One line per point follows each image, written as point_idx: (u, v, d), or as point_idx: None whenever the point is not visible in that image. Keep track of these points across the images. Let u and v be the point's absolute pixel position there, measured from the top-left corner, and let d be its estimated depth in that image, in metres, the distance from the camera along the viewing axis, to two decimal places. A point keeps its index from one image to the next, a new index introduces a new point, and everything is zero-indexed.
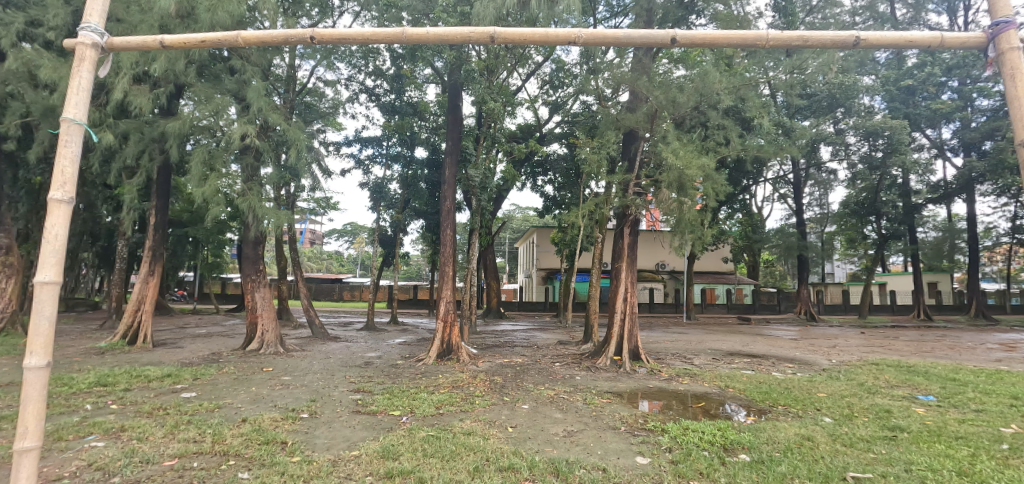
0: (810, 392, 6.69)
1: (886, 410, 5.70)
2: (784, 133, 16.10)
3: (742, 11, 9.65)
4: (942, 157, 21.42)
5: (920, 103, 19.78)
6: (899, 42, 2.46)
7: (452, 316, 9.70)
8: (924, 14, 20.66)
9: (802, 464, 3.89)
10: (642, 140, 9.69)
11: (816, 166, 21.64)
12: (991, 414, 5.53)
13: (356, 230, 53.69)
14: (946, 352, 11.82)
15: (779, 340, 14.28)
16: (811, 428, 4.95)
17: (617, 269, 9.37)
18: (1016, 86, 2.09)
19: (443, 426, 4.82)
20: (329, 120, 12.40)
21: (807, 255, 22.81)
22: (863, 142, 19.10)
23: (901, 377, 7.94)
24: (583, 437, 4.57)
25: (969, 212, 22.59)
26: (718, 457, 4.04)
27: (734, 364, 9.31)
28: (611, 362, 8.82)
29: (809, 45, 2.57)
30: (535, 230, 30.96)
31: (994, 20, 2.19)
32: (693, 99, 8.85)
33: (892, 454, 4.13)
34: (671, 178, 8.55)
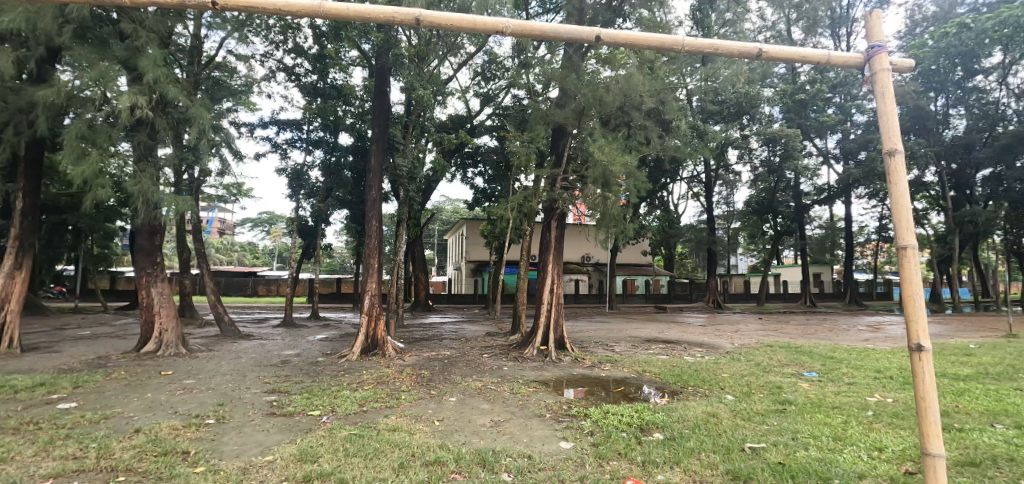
0: (716, 373, 7.31)
1: (778, 386, 6.38)
2: (699, 136, 17.26)
3: (664, 18, 10.12)
4: (827, 164, 24.11)
5: (810, 115, 22.15)
6: (792, 56, 2.70)
7: (377, 310, 9.42)
8: (815, 37, 23.16)
9: (708, 439, 4.24)
10: (569, 136, 9.93)
11: (725, 167, 23.56)
12: (860, 385, 6.36)
13: (273, 220, 50.25)
14: (826, 333, 13.43)
15: (689, 326, 15.47)
16: (716, 405, 5.42)
17: (544, 261, 9.56)
18: (885, 106, 2.34)
19: (367, 423, 4.67)
20: (240, 100, 11.45)
21: (716, 248, 24.80)
22: (764, 147, 21.15)
23: (790, 356, 8.90)
24: (509, 426, 4.65)
25: (848, 213, 25.68)
26: (635, 437, 4.30)
27: (652, 350, 9.89)
28: (538, 352, 9.02)
29: (718, 53, 2.75)
30: (465, 222, 30.86)
31: (870, 43, 2.43)
32: (618, 99, 9.22)
33: (782, 425, 4.63)
34: (596, 174, 8.93)
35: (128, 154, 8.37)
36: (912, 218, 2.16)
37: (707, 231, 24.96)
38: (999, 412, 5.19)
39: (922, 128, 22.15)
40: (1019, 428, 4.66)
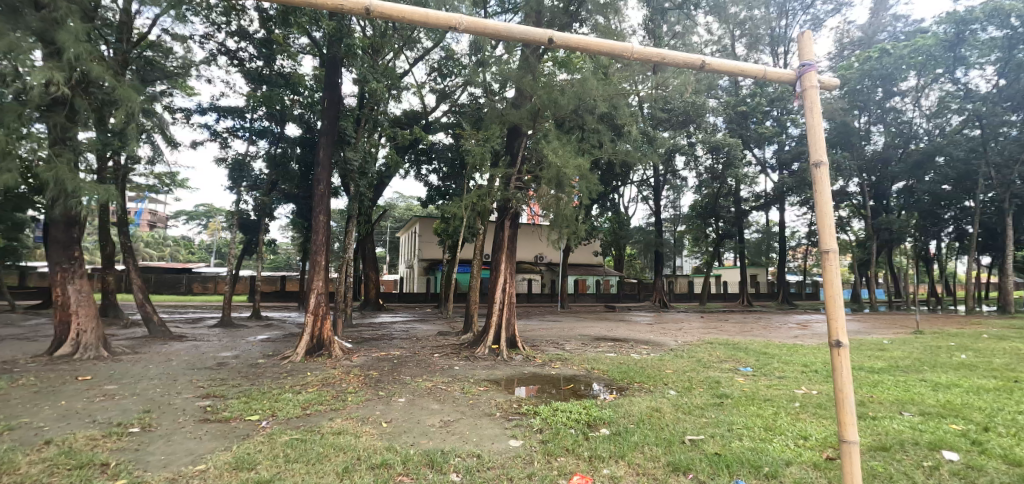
0: (660, 370, 7.60)
1: (716, 380, 6.72)
2: (648, 141, 17.86)
3: (619, 26, 10.37)
4: (765, 172, 25.61)
5: (750, 126, 23.46)
6: (734, 69, 2.83)
7: (323, 309, 9.11)
8: (756, 53, 24.54)
9: (651, 433, 4.40)
10: (524, 136, 10.00)
11: (672, 173, 24.53)
12: (789, 379, 6.80)
13: (211, 213, 47.47)
14: (760, 331, 14.28)
15: (636, 325, 15.99)
16: (660, 400, 5.63)
17: (496, 261, 9.57)
18: (814, 121, 2.51)
19: (310, 427, 4.51)
20: (176, 83, 10.71)
21: (662, 250, 25.75)
22: (708, 155, 22.20)
23: (728, 353, 9.40)
24: (459, 425, 4.62)
25: (782, 219, 27.39)
26: (583, 433, 4.39)
27: (601, 348, 10.14)
28: (489, 351, 9.03)
29: (666, 62, 2.85)
30: (418, 220, 30.41)
31: (802, 61, 2.59)
32: (573, 102, 9.38)
33: (719, 418, 4.87)
34: (550, 175, 9.03)
35: (41, 137, 7.55)
36: (834, 225, 2.33)
37: (655, 233, 25.88)
38: (906, 401, 5.73)
39: (847, 142, 23.99)
40: (923, 415, 5.16)
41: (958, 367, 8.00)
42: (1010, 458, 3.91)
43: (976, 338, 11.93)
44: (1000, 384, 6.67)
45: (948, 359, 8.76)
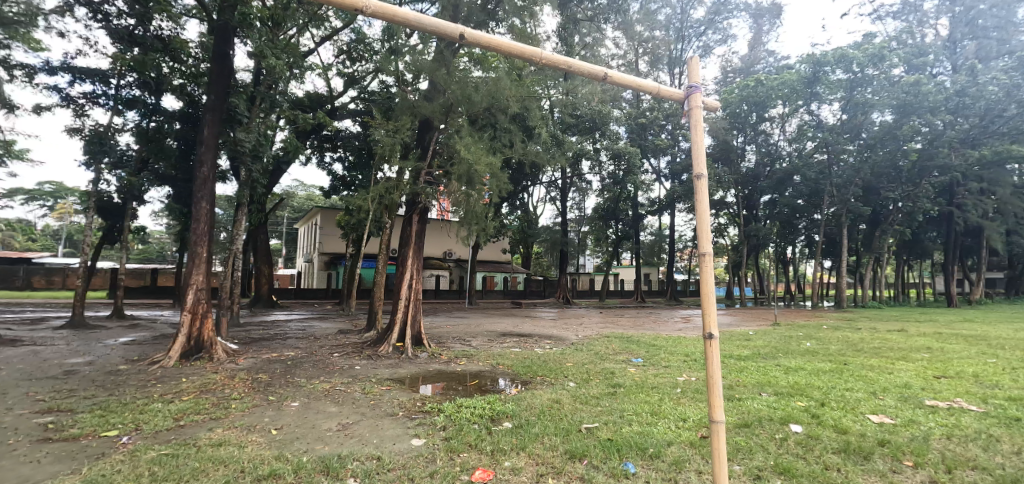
0: (561, 363, 7.93)
1: (611, 371, 7.17)
2: (556, 145, 18.50)
3: (534, 29, 10.61)
4: (659, 181, 27.77)
5: (648, 137, 25.32)
6: (633, 84, 3.01)
7: (205, 306, 8.26)
8: (656, 71, 26.51)
9: (551, 423, 4.59)
10: (436, 130, 9.85)
11: (578, 176, 25.69)
12: (673, 368, 7.48)
13: (61, 193, 40.52)
14: (651, 325, 15.52)
15: (540, 320, 16.54)
16: (560, 392, 5.88)
17: (403, 256, 9.32)
18: (697, 138, 2.76)
19: (184, 440, 4.05)
20: (15, 34, 8.96)
21: (567, 249, 26.84)
22: (611, 162, 23.50)
23: (622, 345, 10.09)
24: (358, 428, 4.44)
25: (672, 223, 29.94)
26: (486, 428, 4.45)
27: (506, 344, 10.33)
28: (393, 349, 8.79)
29: (572, 70, 2.96)
30: (319, 211, 28.60)
31: (690, 83, 2.83)
32: (486, 100, 9.42)
33: (612, 406, 5.21)
34: (460, 171, 8.99)
35: None
36: (709, 232, 2.60)
37: (561, 233, 26.93)
38: (765, 383, 6.58)
39: (726, 156, 26.92)
40: (778, 395, 5.97)
41: (805, 353, 9.35)
42: (839, 427, 4.67)
43: (819, 329, 14.06)
44: (835, 366, 7.93)
45: (797, 347, 10.22)
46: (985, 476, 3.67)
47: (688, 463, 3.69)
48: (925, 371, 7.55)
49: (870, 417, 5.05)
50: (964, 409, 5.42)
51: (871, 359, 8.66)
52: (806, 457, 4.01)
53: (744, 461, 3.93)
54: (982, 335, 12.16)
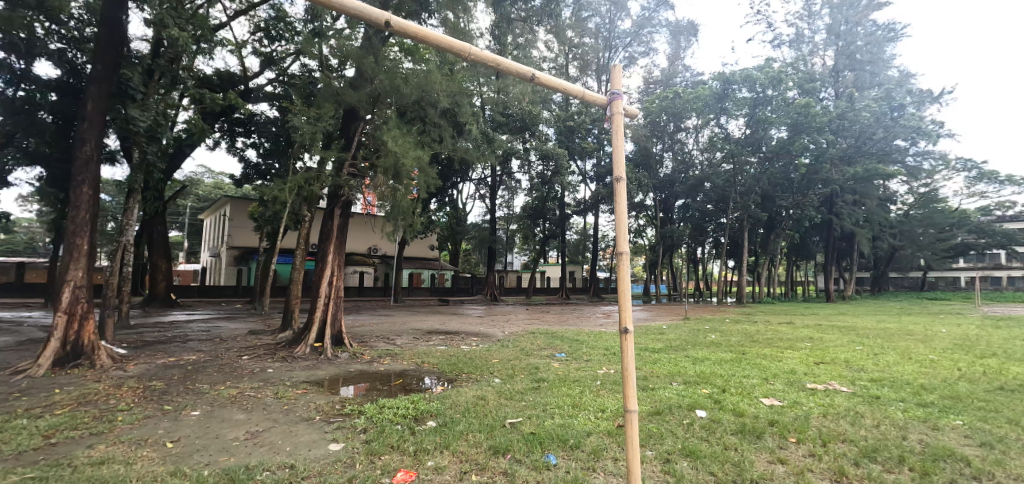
0: (487, 360, 7.96)
1: (536, 367, 7.32)
2: (487, 142, 18.53)
3: (467, 25, 10.51)
4: (585, 182, 28.75)
5: (575, 140, 26.11)
6: (558, 87, 3.06)
7: (86, 307, 7.32)
8: (584, 77, 27.41)
9: (475, 420, 4.59)
10: (361, 120, 9.44)
11: (508, 174, 25.90)
12: (593, 361, 7.79)
13: None
14: (574, 321, 16.07)
15: (468, 317, 16.50)
16: (486, 389, 5.90)
17: (323, 251, 8.85)
18: (618, 143, 2.88)
19: (56, 461, 3.57)
20: None
21: (495, 247, 26.98)
22: (540, 162, 23.91)
23: (547, 341, 10.33)
24: (269, 435, 4.16)
25: (596, 223, 31.14)
26: (409, 428, 4.37)
27: (432, 342, 10.19)
28: (310, 349, 8.34)
29: (500, 69, 2.95)
30: (228, 201, 26.41)
31: (613, 89, 2.94)
32: (416, 92, 9.18)
33: (535, 400, 5.31)
34: (387, 164, 8.70)
35: None
36: (626, 236, 2.73)
37: (489, 230, 27.03)
38: (674, 373, 7.06)
39: (646, 162, 28.54)
40: (686, 384, 6.42)
41: (710, 345, 10.16)
42: (737, 410, 5.12)
43: (723, 322, 15.35)
44: (735, 356, 8.69)
45: (704, 339, 11.08)
46: (851, 447, 4.20)
47: (605, 452, 3.86)
48: (807, 358, 8.50)
49: (762, 400, 5.58)
50: (838, 390, 6.16)
51: (764, 349, 9.60)
52: (709, 439, 4.35)
53: (655, 446, 4.19)
54: (851, 327, 13.93)
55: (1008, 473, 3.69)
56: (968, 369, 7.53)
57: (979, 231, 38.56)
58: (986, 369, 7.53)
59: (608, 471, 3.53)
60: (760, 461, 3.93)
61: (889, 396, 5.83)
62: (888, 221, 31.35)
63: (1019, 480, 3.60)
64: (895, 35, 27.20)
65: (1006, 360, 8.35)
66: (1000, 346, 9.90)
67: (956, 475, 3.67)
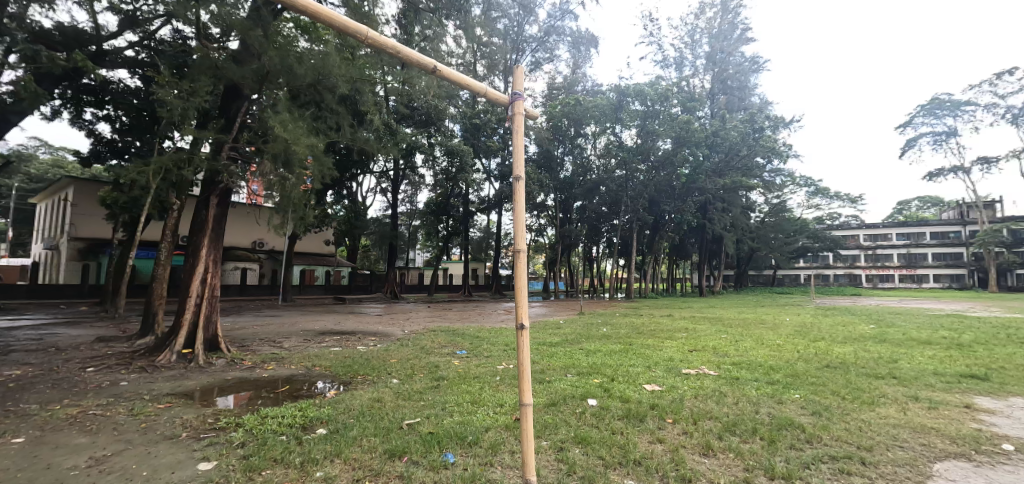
0: (385, 360, 7.66)
1: (435, 365, 7.22)
2: (390, 133, 17.87)
3: (371, 9, 10.02)
4: (490, 180, 28.99)
5: (481, 139, 26.20)
6: (461, 82, 3.00)
7: None
8: (491, 77, 27.59)
9: (369, 424, 4.39)
10: (246, 100, 8.54)
11: (411, 169, 25.20)
12: (493, 357, 7.89)
13: None
14: (476, 317, 16.17)
15: (366, 316, 15.82)
16: (382, 390, 5.67)
17: (195, 244, 7.89)
18: (518, 143, 2.90)
19: None
20: None
21: (396, 243, 26.12)
22: (444, 158, 23.57)
23: (448, 338, 10.24)
24: (120, 460, 3.60)
25: (499, 222, 31.57)
26: (295, 438, 4.05)
27: (324, 343, 9.57)
28: (178, 356, 7.39)
29: (400, 57, 2.81)
30: (72, 182, 22.42)
31: (515, 90, 2.95)
32: (311, 75, 8.53)
33: (435, 399, 5.24)
34: (276, 150, 7.99)
35: None
36: (524, 236, 2.77)
37: (391, 225, 26.10)
38: (569, 365, 7.39)
39: (547, 163, 29.51)
40: (580, 375, 6.75)
41: (601, 338, 10.80)
42: (624, 397, 5.50)
43: (612, 316, 16.48)
44: (623, 347, 9.33)
45: (596, 332, 11.78)
46: (716, 423, 4.72)
47: (502, 445, 3.91)
48: (683, 346, 9.42)
49: (645, 387, 6.05)
50: (707, 374, 6.90)
51: (648, 340, 10.45)
52: (598, 425, 4.61)
53: (550, 436, 4.34)
54: (718, 318, 15.76)
55: (832, 436, 4.40)
56: (805, 351, 8.90)
57: (817, 237, 45.57)
58: (817, 350, 8.97)
59: (504, 465, 3.58)
60: (643, 442, 4.26)
61: (746, 377, 6.66)
62: (748, 227, 35.93)
63: (840, 441, 4.31)
64: (758, 67, 31.22)
65: (831, 342, 10.03)
66: (827, 331, 11.86)
67: (795, 441, 4.29)
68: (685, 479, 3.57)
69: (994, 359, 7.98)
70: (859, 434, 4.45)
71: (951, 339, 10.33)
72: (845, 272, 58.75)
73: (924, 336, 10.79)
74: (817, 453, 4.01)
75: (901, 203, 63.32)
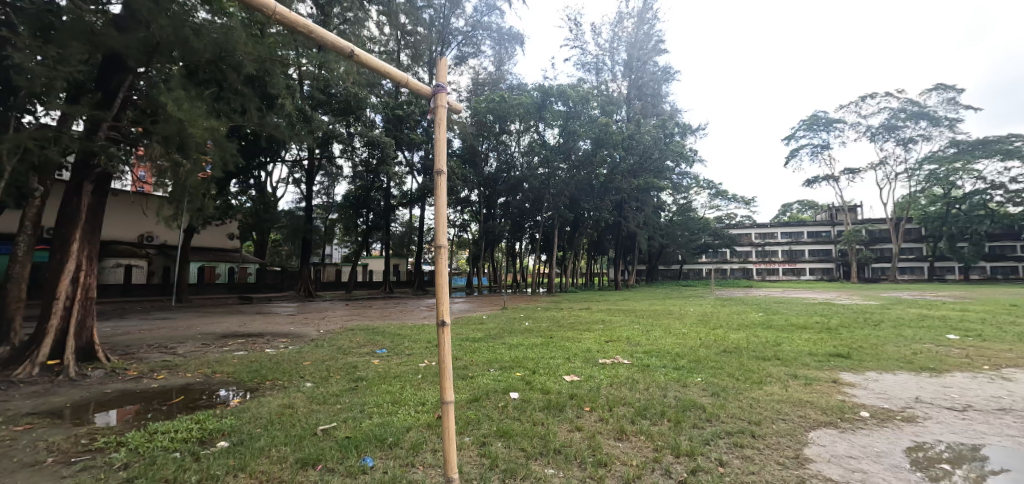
0: (296, 363, 7.16)
1: (353, 365, 6.88)
2: (304, 121, 16.77)
3: None
4: (412, 174, 28.29)
5: (404, 131, 25.42)
6: (380, 69, 2.82)
7: None
8: (416, 68, 26.87)
9: (280, 433, 4.07)
10: (131, 73, 7.54)
11: (328, 159, 23.86)
12: (414, 355, 7.69)
13: None
14: (397, 315, 15.73)
15: (276, 316, 14.76)
16: (294, 395, 5.30)
17: (65, 238, 6.86)
18: (440, 136, 2.80)
19: None
20: None
21: (311, 237, 24.63)
22: (364, 149, 22.59)
23: (367, 337, 9.83)
24: None
25: (422, 217, 30.92)
26: (191, 454, 3.65)
27: (227, 347, 8.76)
28: (42, 369, 6.37)
29: (311, 37, 2.58)
30: None
31: (438, 82, 2.84)
32: (211, 50, 7.71)
33: (352, 401, 4.98)
34: (168, 132, 7.13)
35: None
36: (446, 235, 2.69)
37: (304, 219, 24.54)
38: (491, 360, 7.40)
39: (471, 158, 29.24)
40: (502, 369, 6.77)
41: (523, 332, 10.97)
42: (544, 389, 5.60)
43: (534, 310, 16.83)
44: (543, 340, 9.53)
45: (518, 326, 11.95)
46: (629, 408, 4.96)
47: (424, 445, 3.81)
48: (600, 338, 9.83)
49: (565, 378, 6.21)
50: (621, 363, 7.24)
51: (567, 332, 10.77)
52: (519, 418, 4.64)
53: (472, 431, 4.30)
54: (630, 309, 16.70)
55: (728, 413, 4.79)
56: (706, 338, 9.67)
57: (718, 235, 49.76)
58: (716, 336, 9.79)
59: (427, 465, 3.48)
60: (562, 431, 4.35)
61: (656, 364, 7.08)
62: (659, 224, 38.39)
63: (734, 417, 4.71)
64: (670, 76, 33.36)
65: (728, 330, 11.00)
66: (724, 320, 13.00)
67: (697, 420, 4.62)
68: (600, 463, 3.70)
69: (855, 340, 9.21)
70: (750, 410, 4.90)
71: (822, 324, 11.79)
72: (739, 266, 64.77)
73: (802, 322, 12.20)
74: (716, 430, 4.34)
75: (785, 205, 71.13)
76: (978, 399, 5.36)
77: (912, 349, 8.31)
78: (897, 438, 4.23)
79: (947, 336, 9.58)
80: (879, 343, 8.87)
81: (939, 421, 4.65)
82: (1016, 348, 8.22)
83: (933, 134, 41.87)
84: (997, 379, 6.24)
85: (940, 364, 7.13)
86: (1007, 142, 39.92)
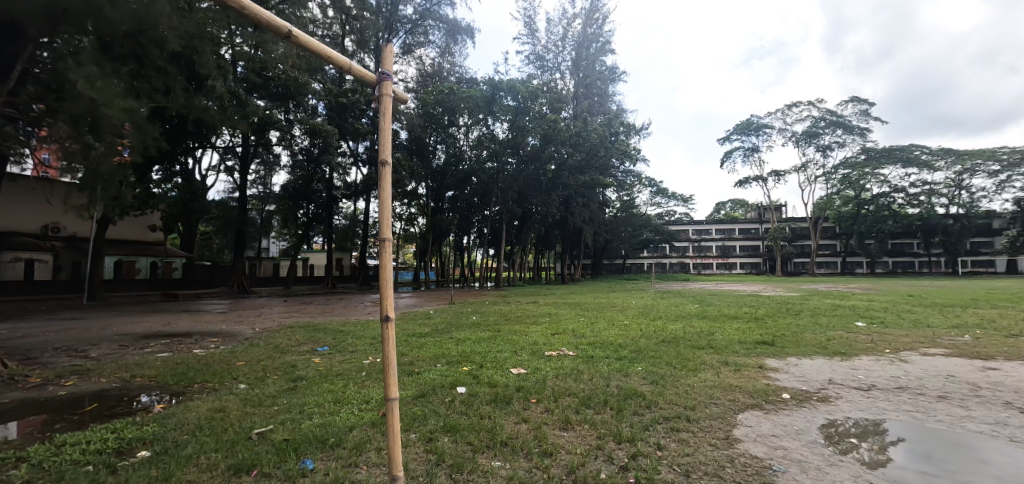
0: (229, 363, 6.71)
1: (292, 364, 6.56)
2: (237, 105, 15.72)
3: None
4: (357, 165, 27.30)
5: (348, 120, 24.45)
6: (320, 52, 2.65)
7: None
8: (361, 54, 25.94)
9: (209, 439, 3.79)
10: (32, 43, 6.72)
11: (264, 146, 22.54)
12: (357, 352, 7.44)
13: None
14: (339, 311, 15.16)
15: (206, 314, 13.79)
16: (225, 398, 4.95)
17: None
18: (385, 125, 2.67)
19: None
20: None
21: (245, 230, 23.23)
22: (305, 136, 21.55)
23: (306, 334, 9.41)
24: None
25: (367, 209, 29.99)
26: (108, 466, 3.33)
27: (149, 349, 8.07)
28: None
29: (243, 14, 2.37)
30: None
31: (383, 69, 2.71)
32: (129, 22, 7.01)
33: (290, 402, 4.73)
34: (78, 112, 6.42)
35: None
36: (391, 231, 2.59)
37: (238, 209, 23.09)
38: (438, 355, 7.29)
39: (419, 150, 28.51)
40: (449, 364, 6.68)
41: (470, 326, 10.90)
42: (492, 382, 5.59)
43: (481, 304, 16.77)
44: (490, 334, 9.52)
45: (465, 320, 11.88)
46: (574, 399, 5.04)
47: (368, 444, 3.67)
48: (546, 331, 9.95)
49: (511, 371, 6.22)
50: (567, 355, 7.35)
51: (514, 326, 10.83)
52: (467, 412, 4.60)
53: (418, 428, 4.21)
54: (575, 303, 17.00)
55: (666, 400, 4.98)
56: (647, 329, 10.04)
57: (658, 231, 51.83)
58: (656, 328, 10.18)
59: (370, 464, 3.37)
60: (509, 423, 4.36)
61: (600, 355, 7.25)
62: (603, 220, 39.43)
63: (672, 404, 4.90)
64: (616, 76, 34.24)
65: (667, 321, 11.47)
66: (662, 311, 13.55)
67: (638, 407, 4.78)
68: (547, 453, 3.73)
69: (778, 328, 9.91)
70: (685, 396, 5.12)
71: (750, 314, 12.57)
72: (677, 261, 67.90)
73: (733, 313, 12.94)
74: (655, 416, 4.51)
75: (719, 203, 75.17)
76: (880, 379, 5.92)
77: (827, 335, 9.05)
78: (813, 416, 4.58)
79: (856, 324, 10.51)
80: (799, 331, 9.59)
81: (848, 400, 5.09)
82: (912, 333, 9.16)
83: (847, 141, 45.66)
84: (896, 361, 6.92)
85: (849, 349, 7.81)
86: (908, 150, 44.23)
